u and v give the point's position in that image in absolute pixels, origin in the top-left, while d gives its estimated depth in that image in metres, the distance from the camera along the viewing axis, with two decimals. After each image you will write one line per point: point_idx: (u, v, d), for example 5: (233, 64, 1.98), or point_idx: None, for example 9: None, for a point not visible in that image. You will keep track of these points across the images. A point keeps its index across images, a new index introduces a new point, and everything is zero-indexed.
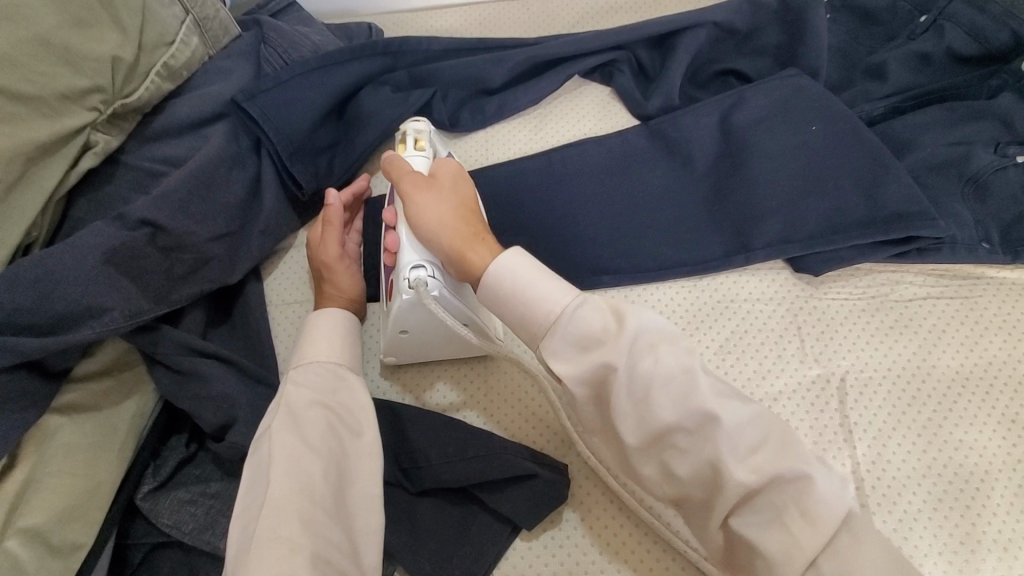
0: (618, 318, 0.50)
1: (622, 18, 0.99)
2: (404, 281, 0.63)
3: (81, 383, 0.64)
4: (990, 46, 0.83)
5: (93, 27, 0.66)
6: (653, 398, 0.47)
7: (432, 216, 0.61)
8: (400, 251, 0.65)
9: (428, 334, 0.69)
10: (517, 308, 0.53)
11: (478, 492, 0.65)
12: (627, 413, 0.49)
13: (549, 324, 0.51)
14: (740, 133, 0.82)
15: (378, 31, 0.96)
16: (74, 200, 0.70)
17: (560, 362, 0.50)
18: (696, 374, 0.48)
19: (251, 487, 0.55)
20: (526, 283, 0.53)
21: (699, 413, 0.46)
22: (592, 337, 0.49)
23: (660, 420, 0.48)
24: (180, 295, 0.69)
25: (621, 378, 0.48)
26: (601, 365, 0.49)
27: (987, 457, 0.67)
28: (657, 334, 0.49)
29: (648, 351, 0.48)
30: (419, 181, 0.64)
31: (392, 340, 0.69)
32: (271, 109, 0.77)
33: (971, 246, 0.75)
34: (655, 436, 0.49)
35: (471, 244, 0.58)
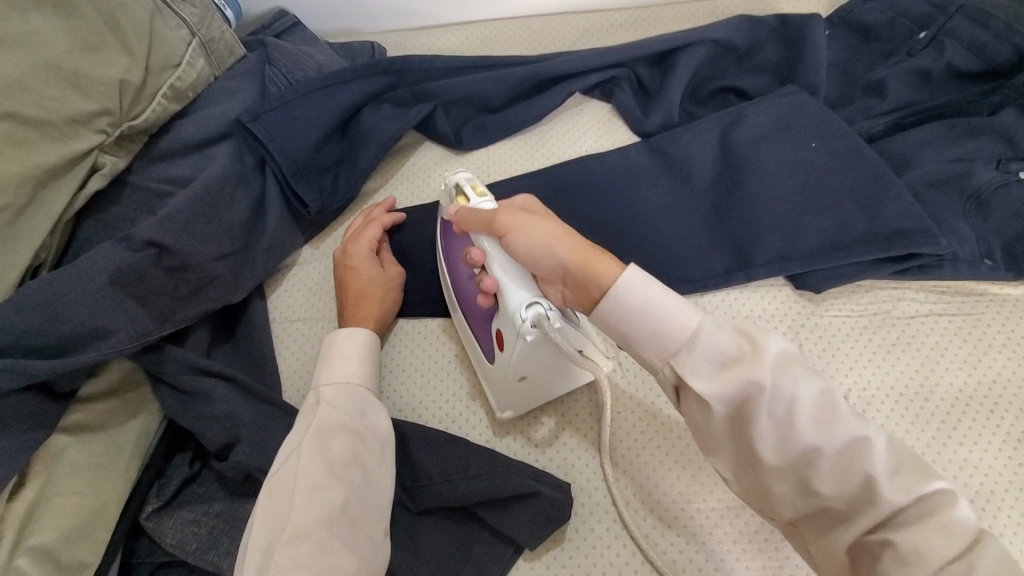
0: (748, 339, 0.47)
1: (622, 36, 1.00)
2: (522, 327, 0.59)
3: (86, 403, 0.65)
4: (993, 61, 0.82)
5: (102, 51, 0.68)
6: (798, 418, 0.44)
7: (539, 237, 0.56)
8: (507, 293, 0.60)
9: (546, 374, 0.65)
10: (642, 326, 0.49)
11: (480, 510, 0.66)
12: (766, 430, 0.45)
13: (685, 338, 0.47)
14: (741, 149, 0.82)
15: (380, 50, 0.97)
16: (81, 221, 0.71)
17: (699, 381, 0.47)
18: (832, 395, 0.46)
19: (270, 508, 0.55)
20: (655, 300, 0.49)
21: (843, 434, 0.44)
22: (730, 357, 0.46)
23: (802, 441, 0.44)
24: (185, 314, 0.69)
25: (766, 400, 0.45)
26: (747, 390, 0.45)
27: (992, 477, 0.67)
28: (793, 355, 0.47)
29: (792, 377, 0.45)
30: (512, 211, 0.60)
31: (509, 388, 0.66)
32: (275, 129, 0.78)
33: (973, 262, 0.75)
34: (797, 456, 0.45)
35: (596, 260, 0.52)
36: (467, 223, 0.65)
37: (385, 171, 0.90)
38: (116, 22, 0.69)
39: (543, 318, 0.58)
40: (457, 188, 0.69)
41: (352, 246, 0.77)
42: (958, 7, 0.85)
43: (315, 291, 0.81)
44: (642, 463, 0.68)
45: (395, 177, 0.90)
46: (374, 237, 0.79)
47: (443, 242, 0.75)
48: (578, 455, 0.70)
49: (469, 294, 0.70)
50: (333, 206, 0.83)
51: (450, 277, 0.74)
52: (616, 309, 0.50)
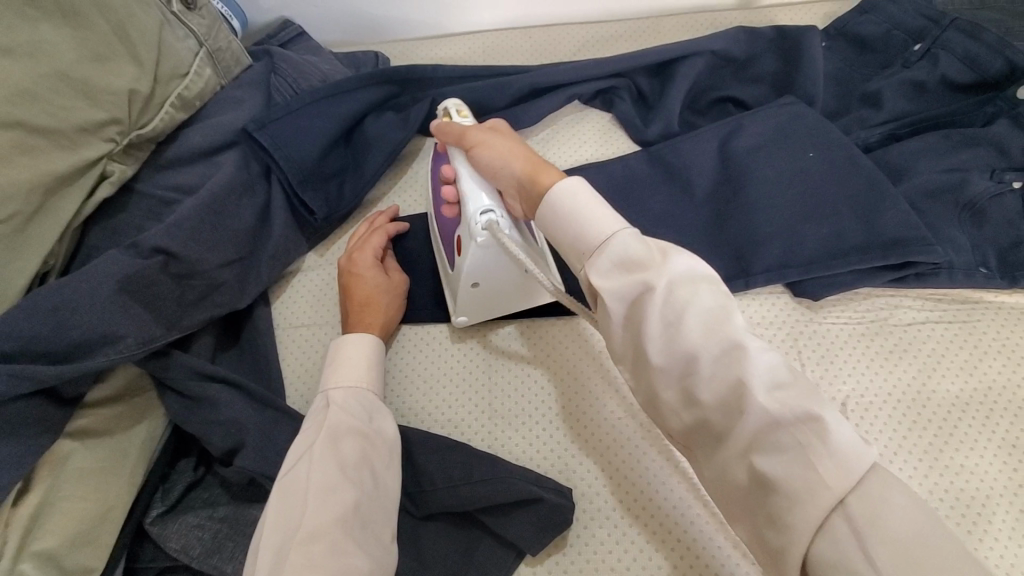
0: (661, 253, 0.49)
1: (622, 46, 1.02)
2: (475, 228, 0.65)
3: (92, 408, 0.66)
4: (984, 73, 0.83)
5: (111, 61, 0.69)
6: (686, 323, 0.46)
7: (498, 150, 0.65)
8: (466, 199, 0.66)
9: (498, 288, 0.72)
10: (569, 229, 0.54)
11: (483, 516, 0.66)
12: (654, 332, 0.47)
13: (598, 241, 0.52)
14: (740, 158, 0.83)
15: (384, 59, 0.98)
16: (88, 228, 0.72)
17: (600, 278, 0.50)
18: (732, 310, 0.46)
19: (282, 510, 0.55)
20: (584, 205, 0.54)
21: (733, 344, 0.45)
22: (635, 262, 0.49)
23: (687, 343, 0.46)
24: (191, 320, 0.70)
25: (657, 302, 0.47)
26: (641, 292, 0.48)
27: (988, 482, 0.67)
28: (704, 272, 0.48)
29: (692, 287, 0.47)
30: (483, 131, 0.68)
31: (464, 295, 0.72)
32: (281, 138, 0.80)
33: (969, 270, 0.76)
34: (681, 361, 0.46)
35: (540, 173, 0.60)
36: (443, 138, 0.72)
37: (389, 178, 0.91)
38: (125, 32, 0.70)
39: (495, 224, 0.65)
40: (444, 111, 0.75)
41: (360, 252, 0.79)
42: (951, 20, 0.86)
43: (319, 297, 0.82)
44: (643, 468, 0.69)
45: (398, 184, 0.91)
46: (382, 244, 0.80)
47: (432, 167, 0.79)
48: (580, 460, 0.70)
49: (439, 205, 0.77)
50: (339, 213, 0.84)
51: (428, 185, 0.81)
52: (550, 211, 0.56)
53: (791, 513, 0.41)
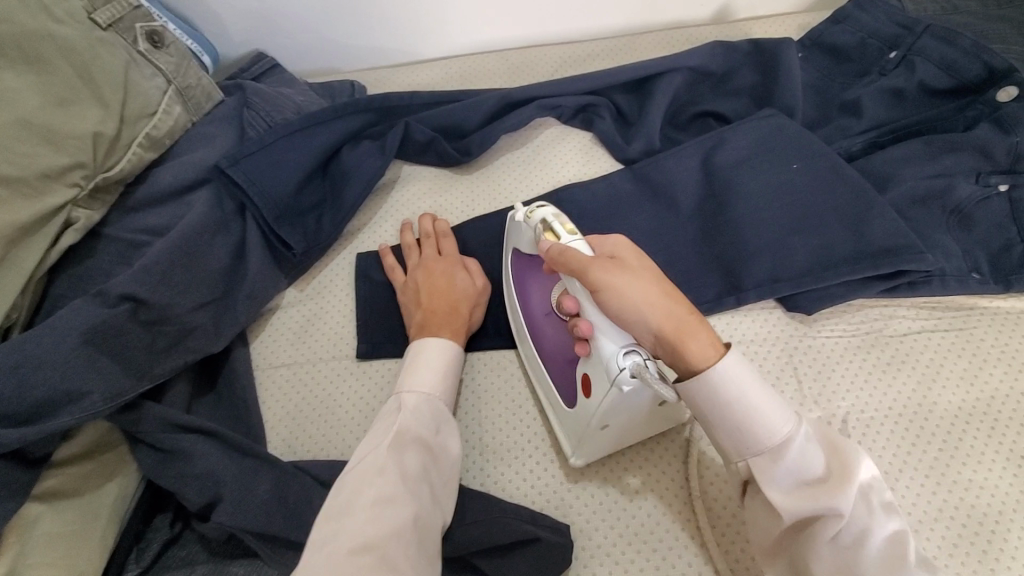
0: (836, 460, 0.51)
1: (598, 65, 1.01)
2: (621, 376, 0.56)
3: (60, 468, 0.62)
4: (963, 78, 0.82)
5: (75, 104, 0.67)
6: (865, 552, 0.48)
7: (633, 296, 0.56)
8: (599, 339, 0.58)
9: (630, 425, 0.63)
10: (727, 424, 0.53)
11: (478, 560, 0.63)
12: (826, 558, 0.50)
13: (775, 446, 0.52)
14: (722, 173, 0.82)
15: (360, 87, 0.97)
16: (54, 276, 0.69)
17: (775, 491, 0.51)
18: (905, 534, 0.49)
19: (341, 508, 0.53)
20: (756, 400, 0.52)
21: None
22: (808, 476, 0.51)
23: (857, 567, 0.48)
24: (163, 368, 0.67)
25: (832, 524, 0.49)
26: (822, 514, 0.49)
27: (999, 496, 0.65)
28: (876, 485, 0.51)
29: (870, 507, 0.49)
30: (604, 262, 0.59)
31: (588, 434, 0.63)
32: (254, 173, 0.78)
33: (962, 277, 0.75)
34: (842, 573, 0.49)
35: (686, 331, 0.55)
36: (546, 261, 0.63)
37: (369, 208, 0.89)
38: (90, 74, 0.68)
39: (641, 368, 0.56)
40: (544, 222, 0.66)
41: (433, 265, 0.77)
42: (925, 27, 0.86)
43: (300, 334, 0.80)
44: (642, 499, 0.67)
45: (379, 214, 0.88)
46: (450, 257, 0.79)
47: (520, 292, 0.74)
48: (579, 496, 0.68)
49: (548, 332, 0.70)
50: (317, 246, 0.82)
51: (519, 295, 0.74)
52: (700, 391, 0.54)
53: None
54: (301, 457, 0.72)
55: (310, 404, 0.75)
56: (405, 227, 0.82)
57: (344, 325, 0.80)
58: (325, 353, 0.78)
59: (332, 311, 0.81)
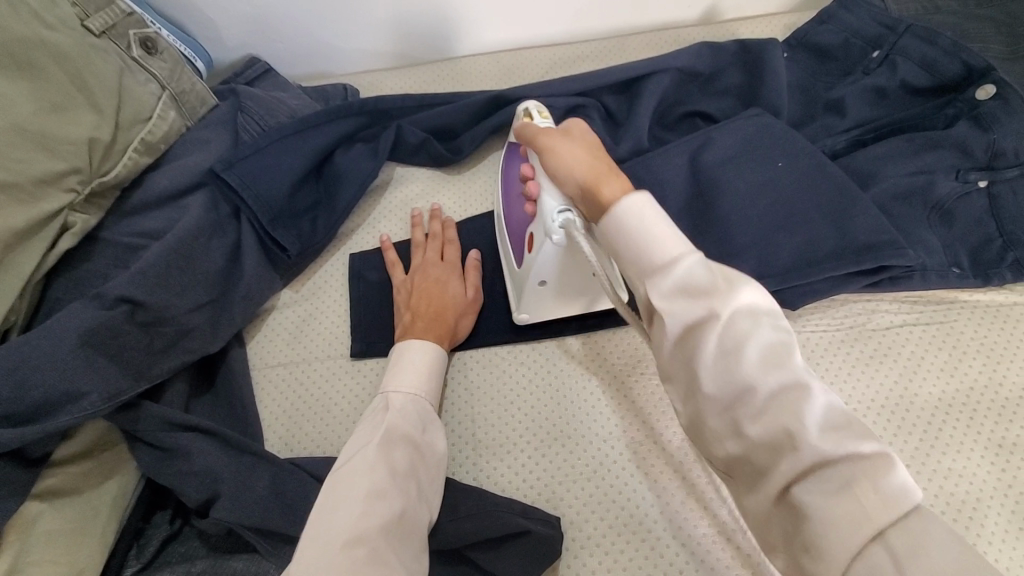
0: (725, 279, 0.47)
1: (587, 66, 1.03)
2: (552, 227, 0.64)
3: (59, 467, 0.64)
4: (942, 77, 0.85)
5: (70, 111, 0.68)
6: (744, 354, 0.44)
7: (567, 157, 0.61)
8: (542, 197, 0.65)
9: (564, 281, 0.71)
10: (628, 243, 0.50)
11: (471, 553, 0.65)
12: (710, 358, 0.45)
13: (662, 264, 0.47)
14: (710, 172, 0.83)
15: (353, 90, 0.99)
16: (52, 280, 0.70)
17: (660, 299, 0.47)
18: (791, 346, 0.45)
19: (332, 507, 0.54)
20: (650, 224, 0.49)
21: (791, 382, 0.44)
22: (698, 289, 0.46)
23: (742, 376, 0.44)
24: (160, 368, 0.68)
25: (716, 331, 0.45)
26: (703, 319, 0.46)
27: (978, 484, 0.67)
28: (766, 305, 0.46)
29: (755, 324, 0.45)
30: (554, 133, 0.65)
31: (530, 292, 0.73)
32: (249, 176, 0.79)
33: (943, 271, 0.77)
34: (733, 390, 0.45)
35: (604, 180, 0.56)
36: (518, 138, 0.73)
37: (363, 210, 0.90)
38: (83, 81, 0.70)
39: (570, 223, 0.62)
40: (524, 111, 0.78)
41: (430, 270, 0.79)
42: (907, 27, 0.87)
43: (296, 334, 0.81)
44: (631, 492, 0.69)
45: (373, 215, 0.90)
46: (451, 264, 0.81)
47: (502, 167, 0.83)
48: (570, 489, 0.69)
49: (512, 205, 0.79)
50: (312, 247, 0.83)
51: (501, 176, 0.83)
52: (613, 227, 0.51)
53: (823, 539, 0.40)
54: (298, 454, 0.73)
55: (306, 403, 0.76)
56: (416, 222, 0.83)
57: (338, 325, 0.82)
58: (321, 352, 0.80)
59: (327, 311, 0.83)
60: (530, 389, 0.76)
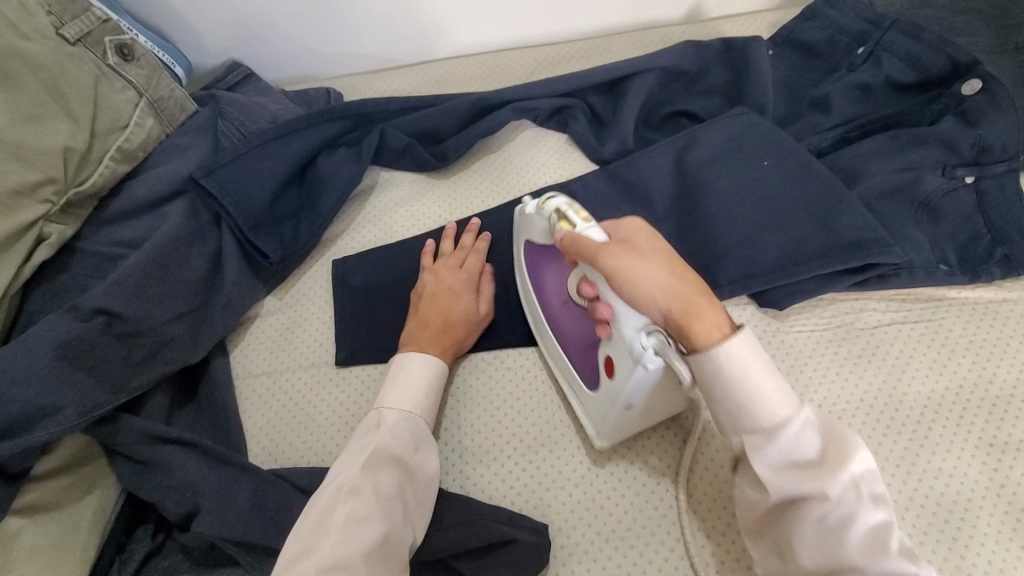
0: (838, 442, 0.50)
1: (573, 66, 1.02)
2: (643, 356, 0.54)
3: (40, 482, 0.62)
4: (928, 72, 0.84)
5: (45, 120, 0.67)
6: (851, 531, 0.47)
7: (648, 279, 0.54)
8: (620, 322, 0.56)
9: (655, 405, 0.62)
10: (730, 401, 0.52)
11: (456, 562, 0.64)
12: (809, 537, 0.49)
13: (771, 426, 0.50)
14: (695, 172, 0.83)
15: (336, 94, 0.98)
16: (28, 292, 0.69)
17: (766, 467, 0.51)
18: (891, 517, 0.49)
19: (315, 526, 0.54)
20: (753, 375, 0.51)
21: (898, 569, 0.46)
22: (801, 459, 0.50)
23: (846, 559, 0.47)
24: (140, 380, 0.67)
25: (817, 507, 0.49)
26: (810, 495, 0.49)
27: (968, 485, 0.67)
28: (873, 470, 0.49)
29: (860, 498, 0.48)
30: (618, 246, 0.56)
31: (618, 420, 0.63)
32: (229, 183, 0.78)
33: (930, 268, 0.76)
34: (822, 557, 0.49)
35: (692, 313, 0.53)
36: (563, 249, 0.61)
37: (347, 216, 0.89)
38: (59, 89, 0.69)
39: (664, 345, 0.54)
40: (557, 214, 0.63)
41: (445, 278, 0.76)
42: (891, 22, 0.87)
43: (279, 343, 0.80)
44: (619, 496, 0.68)
45: (357, 221, 0.89)
46: (471, 274, 0.78)
47: (534, 276, 0.74)
48: (557, 495, 0.69)
49: (566, 319, 0.70)
50: (295, 254, 0.82)
51: (536, 287, 0.74)
52: (710, 372, 0.52)
53: None
54: (282, 464, 0.72)
55: (290, 412, 0.75)
56: (449, 233, 0.82)
57: (322, 333, 0.81)
58: (305, 361, 0.79)
59: (311, 319, 0.82)
60: (517, 395, 0.75)
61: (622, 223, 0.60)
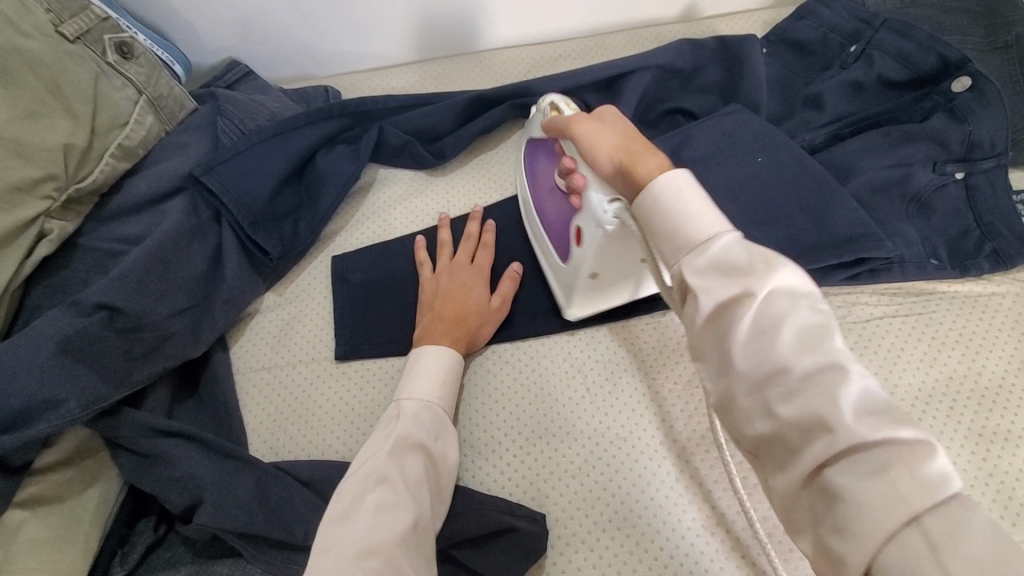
0: (767, 258, 0.43)
1: (570, 64, 1.03)
2: (602, 218, 0.62)
3: (42, 475, 0.63)
4: (919, 70, 0.85)
5: (45, 117, 0.68)
6: (781, 334, 0.40)
7: (603, 141, 0.56)
8: (589, 190, 0.65)
9: (617, 265, 0.70)
10: (657, 220, 0.47)
11: (455, 552, 0.64)
12: (742, 337, 0.41)
13: (699, 241, 0.44)
14: (690, 169, 0.84)
15: (334, 92, 0.98)
16: (30, 287, 0.70)
17: (695, 276, 0.43)
18: (832, 329, 0.40)
19: (344, 516, 0.54)
20: (685, 194, 0.46)
21: (828, 364, 0.39)
22: (736, 268, 0.42)
23: (779, 358, 0.40)
24: (141, 374, 0.68)
25: (749, 310, 0.41)
26: (738, 298, 0.42)
27: (958, 474, 0.68)
28: (807, 289, 0.42)
29: (793, 304, 0.41)
30: (585, 119, 0.61)
31: (584, 285, 0.72)
32: (229, 180, 0.79)
33: (920, 263, 0.78)
34: (762, 368, 0.40)
35: (639, 160, 0.52)
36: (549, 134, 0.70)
37: (345, 213, 0.90)
38: (58, 87, 0.69)
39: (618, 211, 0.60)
40: (552, 105, 0.76)
41: (455, 275, 0.78)
42: (883, 21, 0.88)
43: (279, 338, 0.81)
44: (616, 488, 0.69)
45: (355, 217, 0.89)
46: (480, 270, 0.79)
47: (530, 177, 0.83)
48: (555, 486, 0.70)
49: (550, 206, 0.79)
50: (294, 251, 0.83)
51: (529, 175, 0.84)
52: (648, 205, 0.48)
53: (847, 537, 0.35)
54: (283, 458, 0.73)
55: (291, 406, 0.76)
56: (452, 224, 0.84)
57: (322, 328, 0.81)
58: (306, 356, 0.79)
59: (311, 314, 0.82)
60: (514, 390, 0.76)
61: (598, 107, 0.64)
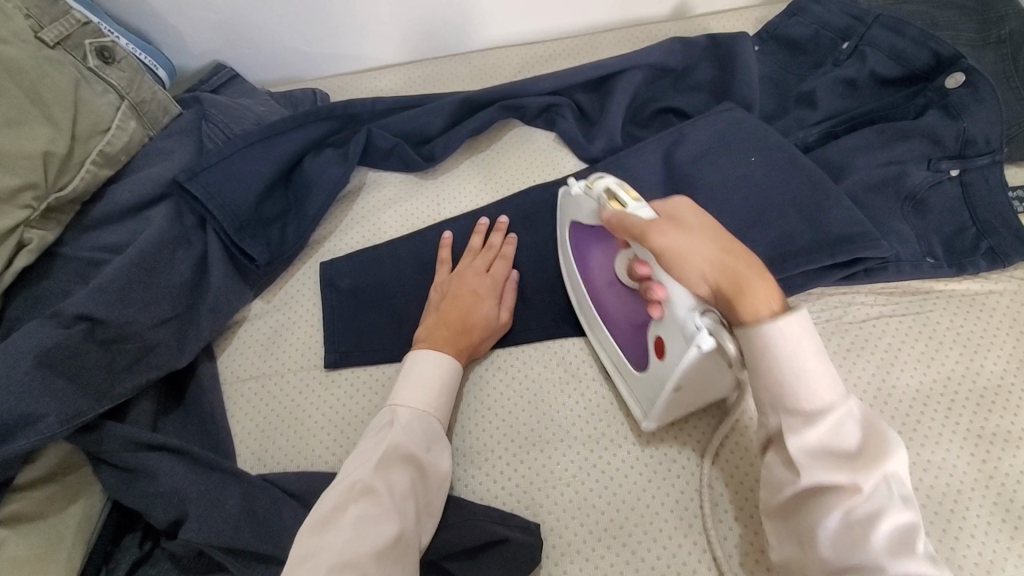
0: (869, 437, 0.50)
1: (561, 64, 1.02)
2: (694, 335, 0.54)
3: (24, 492, 0.61)
4: (912, 67, 0.84)
5: (23, 125, 0.66)
6: (878, 531, 0.46)
7: (699, 258, 0.54)
8: (670, 302, 0.57)
9: (701, 384, 0.61)
10: (771, 379, 0.51)
11: (445, 564, 0.63)
12: (833, 527, 0.48)
13: (811, 412, 0.50)
14: (683, 169, 0.83)
15: (322, 95, 0.97)
16: (9, 298, 0.68)
17: (796, 443, 0.50)
18: (920, 532, 0.47)
19: (325, 527, 0.54)
20: (806, 360, 0.50)
21: (924, 567, 0.45)
22: (834, 446, 0.50)
23: (874, 549, 0.46)
24: (124, 387, 0.67)
25: (845, 493, 0.48)
26: (841, 486, 0.48)
27: (957, 476, 0.67)
28: (903, 484, 0.49)
29: (889, 495, 0.47)
30: (665, 225, 0.56)
31: (664, 402, 0.63)
32: (214, 186, 0.77)
33: (917, 262, 0.77)
34: (853, 555, 0.47)
35: (746, 291, 0.52)
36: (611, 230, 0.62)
37: (335, 217, 0.88)
38: (38, 94, 0.68)
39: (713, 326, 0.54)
40: (607, 194, 0.64)
41: (466, 280, 0.76)
42: (875, 17, 0.87)
43: (268, 346, 0.79)
44: (610, 495, 0.68)
45: (345, 222, 0.88)
46: (496, 278, 0.77)
47: (580, 262, 0.74)
48: (549, 495, 0.68)
49: (613, 304, 0.70)
50: (282, 257, 0.82)
51: (580, 264, 0.74)
52: (758, 352, 0.51)
53: None
54: (272, 469, 0.72)
55: (279, 416, 0.75)
56: (477, 229, 0.81)
57: (311, 335, 0.80)
58: (295, 364, 0.78)
59: (300, 321, 0.81)
60: (506, 396, 0.74)
61: (670, 203, 0.59)
